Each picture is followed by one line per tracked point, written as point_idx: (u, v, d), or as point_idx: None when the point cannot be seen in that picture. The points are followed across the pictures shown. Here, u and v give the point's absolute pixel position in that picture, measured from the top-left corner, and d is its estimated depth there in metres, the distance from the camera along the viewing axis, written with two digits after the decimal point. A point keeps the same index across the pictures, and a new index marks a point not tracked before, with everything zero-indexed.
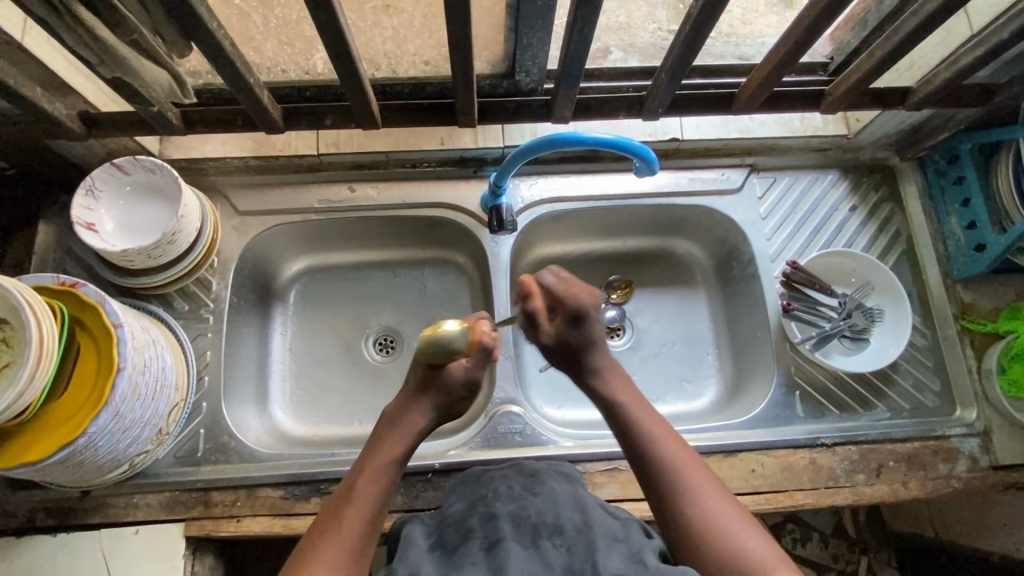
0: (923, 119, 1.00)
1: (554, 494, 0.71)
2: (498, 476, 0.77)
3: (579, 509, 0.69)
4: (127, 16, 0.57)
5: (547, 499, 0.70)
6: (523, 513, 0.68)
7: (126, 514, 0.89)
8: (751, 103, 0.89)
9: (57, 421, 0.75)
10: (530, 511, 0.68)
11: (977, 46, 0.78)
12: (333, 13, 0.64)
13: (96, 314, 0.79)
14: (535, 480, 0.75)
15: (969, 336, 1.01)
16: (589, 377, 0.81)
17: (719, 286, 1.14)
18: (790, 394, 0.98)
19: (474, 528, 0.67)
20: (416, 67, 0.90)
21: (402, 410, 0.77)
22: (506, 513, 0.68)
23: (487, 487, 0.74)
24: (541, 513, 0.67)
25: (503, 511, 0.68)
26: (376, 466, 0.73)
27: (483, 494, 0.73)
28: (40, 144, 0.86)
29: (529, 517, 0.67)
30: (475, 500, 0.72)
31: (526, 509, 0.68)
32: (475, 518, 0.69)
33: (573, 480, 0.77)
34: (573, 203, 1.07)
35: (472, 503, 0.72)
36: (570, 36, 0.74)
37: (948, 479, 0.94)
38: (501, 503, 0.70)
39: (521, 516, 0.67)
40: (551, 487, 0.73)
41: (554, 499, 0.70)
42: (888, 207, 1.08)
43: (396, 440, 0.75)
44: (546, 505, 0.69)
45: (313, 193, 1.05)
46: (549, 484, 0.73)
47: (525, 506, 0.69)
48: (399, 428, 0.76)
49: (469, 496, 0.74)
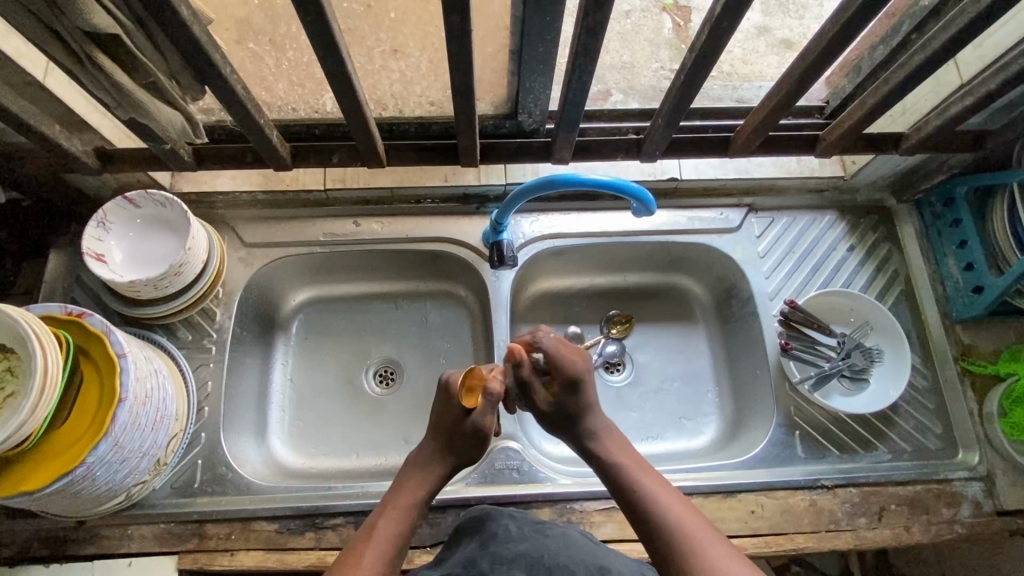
0: (917, 163, 1.02)
1: (566, 539, 0.74)
2: (507, 516, 0.79)
3: (591, 555, 0.70)
4: (144, 63, 0.60)
5: (560, 542, 0.72)
6: (535, 554, 0.69)
7: (120, 546, 0.89)
8: (747, 147, 0.90)
9: (55, 451, 0.76)
10: (543, 553, 0.69)
11: (968, 95, 0.80)
12: (341, 61, 0.67)
13: (102, 344, 0.81)
14: (542, 523, 0.78)
15: (969, 378, 1.01)
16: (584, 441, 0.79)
17: (719, 323, 1.14)
18: (790, 434, 0.98)
19: (486, 569, 0.68)
20: (421, 108, 0.94)
21: (420, 455, 0.78)
22: (516, 556, 0.69)
23: (497, 527, 0.76)
24: (554, 556, 0.69)
25: (515, 551, 0.70)
26: (393, 510, 0.72)
27: (491, 540, 0.74)
28: (57, 178, 0.89)
29: (543, 559, 0.68)
30: (485, 540, 0.74)
31: (539, 551, 0.69)
32: (486, 560, 0.69)
33: (579, 529, 0.79)
34: (573, 240, 1.08)
35: (483, 543, 0.74)
36: (568, 83, 0.76)
37: (952, 525, 0.93)
38: (514, 547, 0.71)
39: (535, 558, 0.68)
40: (561, 532, 0.75)
41: (565, 542, 0.72)
42: (887, 247, 1.09)
43: (416, 485, 0.75)
44: (559, 548, 0.70)
45: (319, 226, 1.07)
46: (559, 530, 0.76)
47: (537, 547, 0.70)
48: (419, 472, 0.76)
49: (478, 535, 0.77)
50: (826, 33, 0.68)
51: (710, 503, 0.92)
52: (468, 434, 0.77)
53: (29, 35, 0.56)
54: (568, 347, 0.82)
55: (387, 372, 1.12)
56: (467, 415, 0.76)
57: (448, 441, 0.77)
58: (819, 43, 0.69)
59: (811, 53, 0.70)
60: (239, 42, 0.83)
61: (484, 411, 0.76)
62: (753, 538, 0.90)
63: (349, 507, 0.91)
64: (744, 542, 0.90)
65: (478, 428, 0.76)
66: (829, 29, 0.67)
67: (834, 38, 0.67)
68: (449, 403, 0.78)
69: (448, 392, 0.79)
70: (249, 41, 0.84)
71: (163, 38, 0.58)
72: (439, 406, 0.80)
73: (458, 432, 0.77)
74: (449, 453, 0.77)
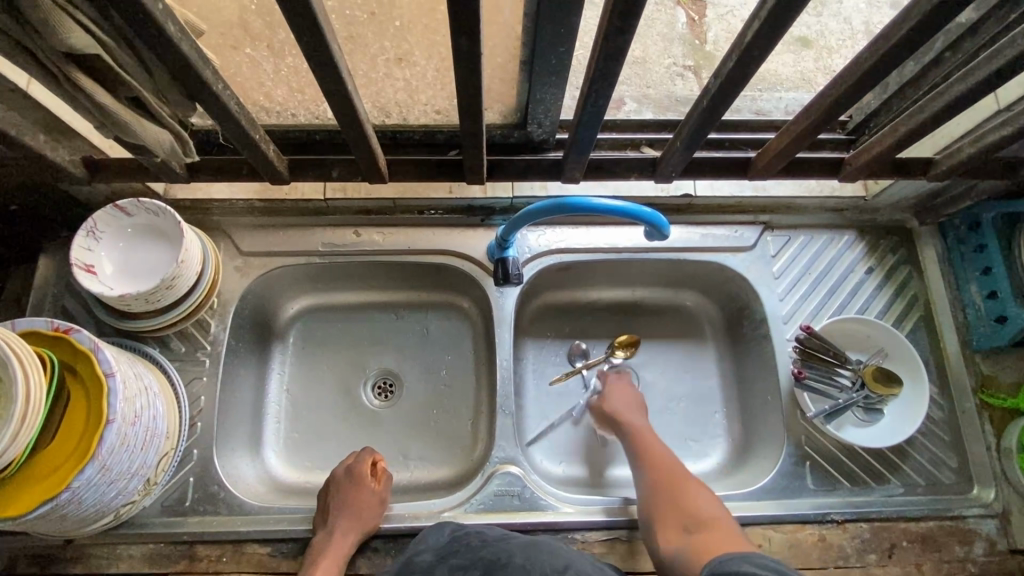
0: (943, 186, 0.98)
1: (526, 539, 0.78)
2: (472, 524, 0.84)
3: (550, 550, 0.75)
4: (126, 79, 0.55)
5: (519, 543, 0.76)
6: (493, 557, 0.74)
7: (108, 566, 0.87)
8: (768, 171, 0.86)
9: (40, 474, 0.73)
10: (500, 555, 0.74)
11: (1007, 123, 0.75)
12: (341, 79, 0.62)
13: (89, 362, 0.77)
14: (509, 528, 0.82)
15: (987, 411, 0.97)
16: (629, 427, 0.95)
17: (729, 342, 1.11)
18: (801, 465, 0.95)
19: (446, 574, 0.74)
20: (427, 116, 0.89)
21: (331, 534, 0.84)
22: (476, 560, 0.74)
23: (463, 536, 0.80)
24: (511, 555, 0.74)
25: (474, 557, 0.75)
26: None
27: (457, 546, 0.78)
28: (44, 186, 0.85)
29: (499, 560, 0.73)
30: (451, 545, 0.79)
31: (496, 553, 0.74)
32: (449, 565, 0.75)
33: (543, 531, 0.84)
34: (581, 256, 1.05)
35: (448, 546, 0.79)
36: (583, 105, 0.71)
37: (964, 563, 0.90)
38: (475, 552, 0.76)
39: (493, 560, 0.73)
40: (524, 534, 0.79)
41: (524, 542, 0.77)
42: (906, 270, 1.05)
43: (333, 550, 0.83)
44: (517, 549, 0.75)
45: (318, 235, 1.03)
46: (522, 533, 0.80)
47: (497, 551, 0.75)
48: (333, 551, 0.83)
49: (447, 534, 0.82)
50: (862, 62, 0.63)
51: None
52: (373, 510, 0.87)
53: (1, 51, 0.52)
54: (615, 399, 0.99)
55: (386, 385, 1.08)
56: (379, 490, 0.89)
57: (360, 516, 0.86)
58: (853, 71, 0.64)
59: (844, 81, 0.66)
60: (235, 47, 0.79)
61: (377, 493, 0.89)
62: None
63: None
64: None
65: (382, 499, 0.89)
66: (865, 57, 0.63)
67: (869, 68, 0.63)
68: (347, 486, 0.88)
69: (352, 469, 0.90)
70: (246, 46, 0.80)
71: (149, 55, 0.54)
72: (334, 486, 0.89)
73: (372, 503, 0.87)
74: (359, 527, 0.86)
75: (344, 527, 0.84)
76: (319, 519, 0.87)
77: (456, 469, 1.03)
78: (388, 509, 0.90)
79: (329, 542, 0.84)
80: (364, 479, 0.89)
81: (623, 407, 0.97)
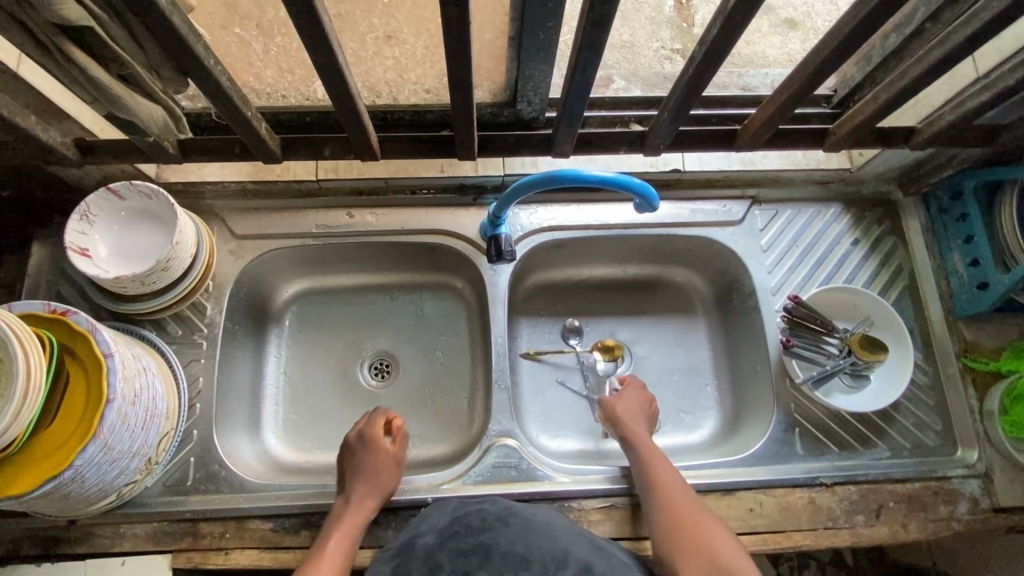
0: (926, 156, 1.00)
1: (529, 525, 0.76)
2: (475, 507, 0.81)
3: (550, 539, 0.73)
4: (118, 53, 0.56)
5: (520, 530, 0.74)
6: (493, 543, 0.72)
7: (112, 545, 0.88)
8: (754, 142, 0.88)
9: (42, 454, 0.74)
10: (499, 542, 0.72)
11: (985, 90, 0.77)
12: (331, 52, 0.63)
13: (87, 343, 0.78)
14: (512, 510, 0.80)
15: (970, 374, 1.00)
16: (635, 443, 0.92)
17: (719, 316, 1.13)
18: (790, 431, 0.97)
19: (444, 561, 0.71)
20: (417, 95, 0.91)
21: (350, 495, 0.86)
22: (474, 545, 0.72)
23: (461, 521, 0.78)
24: (511, 544, 0.72)
25: (473, 542, 0.72)
26: (336, 542, 0.82)
27: (456, 530, 0.76)
28: (36, 170, 0.85)
29: (499, 549, 0.71)
30: (449, 532, 0.76)
31: (496, 539, 0.72)
32: (445, 551, 0.72)
33: (551, 512, 0.81)
34: (572, 233, 1.06)
35: (448, 534, 0.76)
36: (571, 77, 0.72)
37: (949, 522, 0.93)
38: (475, 537, 0.73)
39: (492, 549, 0.71)
40: (523, 519, 0.77)
41: (526, 530, 0.74)
42: (891, 241, 1.07)
43: (355, 512, 0.84)
44: (518, 537, 0.73)
45: (311, 217, 1.04)
46: (525, 515, 0.78)
47: (496, 536, 0.73)
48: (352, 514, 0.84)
49: (447, 523, 0.79)
50: (843, 28, 0.64)
51: (709, 501, 0.92)
52: (391, 468, 0.90)
53: None
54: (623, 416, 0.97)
55: (383, 366, 1.10)
56: (393, 453, 0.91)
57: (379, 477, 0.88)
58: (834, 38, 0.66)
59: (826, 48, 0.67)
60: (225, 27, 0.78)
61: (393, 454, 0.91)
62: (751, 536, 0.90)
63: None
64: (742, 540, 0.90)
65: (398, 458, 0.91)
66: (846, 23, 0.64)
67: (848, 34, 0.64)
68: (363, 448, 0.90)
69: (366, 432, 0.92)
70: (235, 25, 0.79)
71: (141, 28, 0.55)
72: (349, 453, 0.91)
73: (388, 469, 0.89)
74: (379, 487, 0.87)
75: (361, 491, 0.86)
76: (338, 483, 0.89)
77: (454, 445, 1.04)
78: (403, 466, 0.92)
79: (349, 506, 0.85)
80: (378, 441, 0.91)
81: (630, 417, 0.95)
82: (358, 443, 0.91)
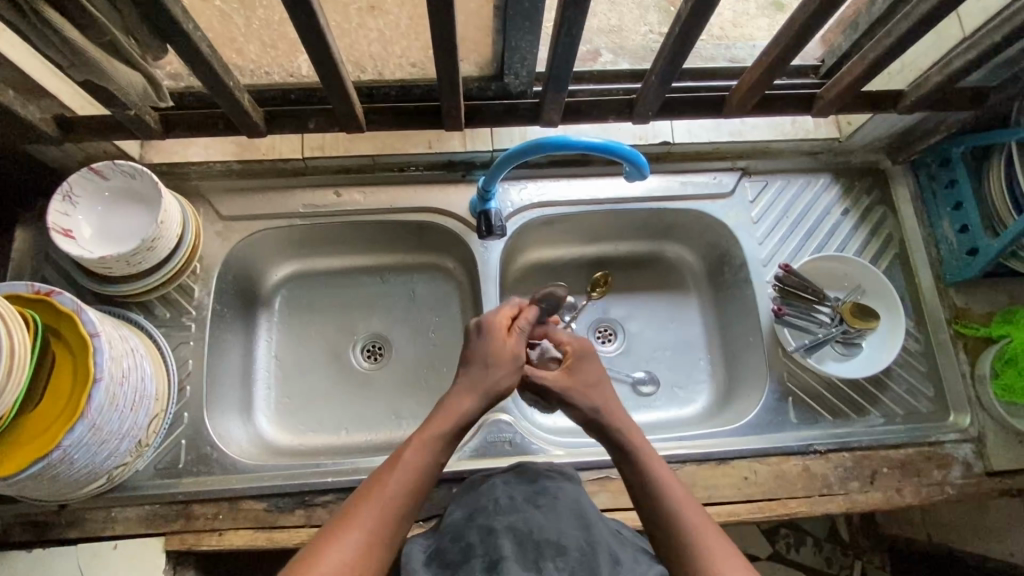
0: (914, 122, 1.00)
1: (557, 507, 0.71)
2: (501, 484, 0.75)
3: (583, 525, 0.68)
4: (94, 16, 0.55)
5: (550, 514, 0.69)
6: (525, 527, 0.66)
7: (104, 529, 0.87)
8: (743, 107, 0.89)
9: (29, 435, 0.73)
10: (533, 526, 0.66)
11: (971, 48, 0.77)
12: (313, 14, 0.62)
13: (73, 323, 0.77)
14: (538, 489, 0.74)
15: (961, 341, 1.00)
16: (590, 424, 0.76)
17: (711, 290, 1.13)
18: (783, 400, 0.97)
19: (474, 544, 0.65)
20: (402, 69, 0.89)
21: (453, 391, 0.74)
22: (505, 528, 0.66)
23: (486, 497, 0.73)
24: (544, 530, 0.66)
25: (504, 525, 0.66)
26: (420, 446, 0.69)
27: (483, 507, 0.71)
28: (16, 149, 0.83)
29: (532, 534, 0.65)
30: (475, 511, 0.71)
31: (529, 523, 0.66)
32: (474, 533, 0.67)
33: (579, 491, 0.75)
34: (562, 208, 1.05)
35: (472, 516, 0.70)
36: (557, 39, 0.72)
37: (943, 486, 0.93)
38: (506, 517, 0.68)
39: (528, 532, 0.65)
40: (554, 499, 0.72)
41: (556, 513, 0.69)
42: (881, 211, 1.07)
43: (448, 417, 0.71)
44: (549, 521, 0.67)
45: (298, 197, 1.03)
46: (552, 495, 0.72)
47: (527, 519, 0.67)
48: (449, 410, 0.72)
49: (469, 505, 0.73)
50: None
51: (705, 470, 0.92)
52: (507, 363, 0.75)
53: None
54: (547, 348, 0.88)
55: (375, 348, 1.09)
56: (511, 345, 0.77)
57: (484, 375, 0.74)
58: None
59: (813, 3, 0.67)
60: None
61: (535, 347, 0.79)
62: (746, 504, 0.90)
63: (339, 484, 0.89)
64: (737, 509, 0.90)
65: (518, 355, 0.76)
66: None
67: None
68: (480, 338, 0.76)
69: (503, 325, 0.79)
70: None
71: None
72: (465, 344, 0.77)
73: (503, 361, 0.75)
74: (487, 384, 0.74)
75: (466, 390, 0.73)
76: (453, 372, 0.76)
77: None
78: (523, 364, 0.77)
79: (445, 403, 0.73)
80: (504, 334, 0.77)
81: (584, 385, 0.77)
82: (478, 331, 0.77)
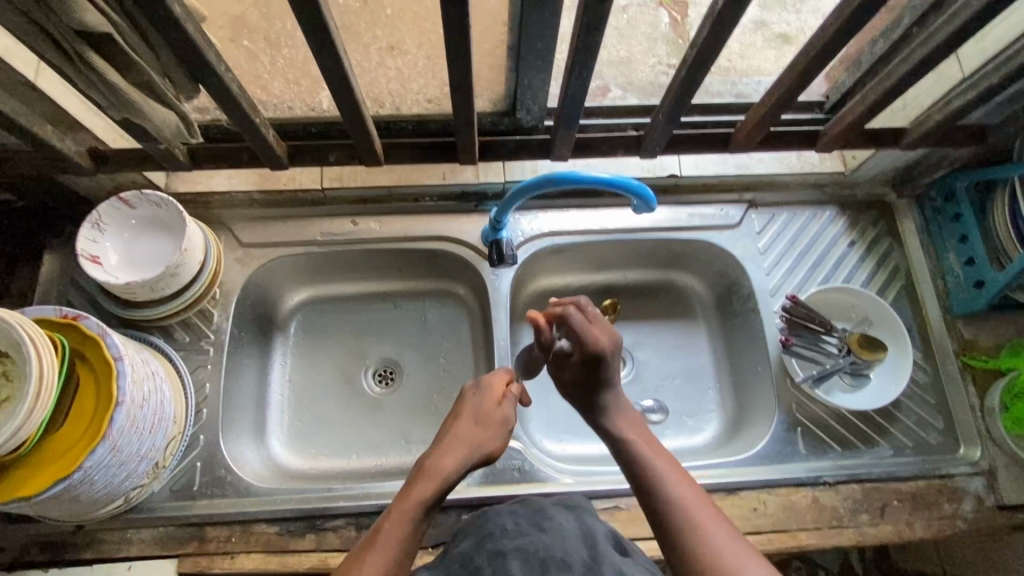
0: (919, 157, 1.02)
1: (563, 532, 0.69)
2: (505, 513, 0.75)
3: (587, 546, 0.67)
4: (135, 60, 0.60)
5: (556, 537, 0.68)
6: (531, 547, 0.65)
7: (118, 550, 0.88)
8: (748, 143, 0.91)
9: (52, 456, 0.75)
10: (539, 546, 0.65)
11: (969, 89, 0.80)
12: (338, 58, 0.66)
13: (97, 347, 0.80)
14: (543, 516, 0.73)
15: (970, 373, 1.00)
16: (600, 417, 0.80)
17: (719, 319, 1.14)
18: (792, 431, 0.97)
19: (482, 564, 0.64)
20: (419, 105, 0.92)
21: (438, 453, 0.74)
22: (513, 548, 0.65)
23: (494, 524, 0.72)
24: (550, 549, 0.65)
25: (511, 545, 0.66)
26: (404, 507, 0.69)
27: (492, 530, 0.71)
28: (50, 179, 0.88)
29: (538, 551, 0.64)
30: (483, 537, 0.70)
31: (535, 544, 0.65)
32: (482, 555, 0.66)
33: (583, 516, 0.75)
34: (571, 238, 1.08)
35: (481, 540, 0.70)
36: (569, 79, 0.75)
37: (954, 520, 0.93)
38: (514, 538, 0.67)
39: (533, 551, 0.64)
40: (559, 523, 0.71)
41: (562, 535, 0.68)
42: (887, 243, 1.08)
43: (429, 477, 0.71)
44: (555, 542, 0.66)
45: (316, 225, 1.06)
46: (557, 522, 0.71)
47: (534, 541, 0.66)
48: (433, 470, 0.72)
49: (478, 533, 0.73)
50: (830, 27, 0.68)
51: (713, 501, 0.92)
52: (495, 426, 0.79)
53: (16, 31, 0.55)
54: (594, 321, 0.81)
55: (387, 372, 1.11)
56: (496, 408, 0.80)
57: (471, 435, 0.77)
58: (824, 36, 0.69)
59: (815, 48, 0.71)
60: (234, 40, 0.83)
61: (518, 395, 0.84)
62: (755, 536, 0.90)
63: (350, 509, 0.91)
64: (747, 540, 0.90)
65: (506, 419, 0.80)
66: (832, 23, 0.68)
67: (835, 32, 0.68)
68: (475, 400, 0.81)
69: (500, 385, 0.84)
70: (243, 39, 0.83)
71: (158, 37, 0.58)
72: (457, 408, 0.81)
73: (486, 424, 0.78)
74: (471, 445, 0.76)
75: (450, 454, 0.74)
76: (436, 436, 0.78)
77: None
78: (512, 429, 0.80)
79: (429, 464, 0.73)
80: (497, 397, 0.82)
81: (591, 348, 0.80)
82: (472, 392, 0.82)
